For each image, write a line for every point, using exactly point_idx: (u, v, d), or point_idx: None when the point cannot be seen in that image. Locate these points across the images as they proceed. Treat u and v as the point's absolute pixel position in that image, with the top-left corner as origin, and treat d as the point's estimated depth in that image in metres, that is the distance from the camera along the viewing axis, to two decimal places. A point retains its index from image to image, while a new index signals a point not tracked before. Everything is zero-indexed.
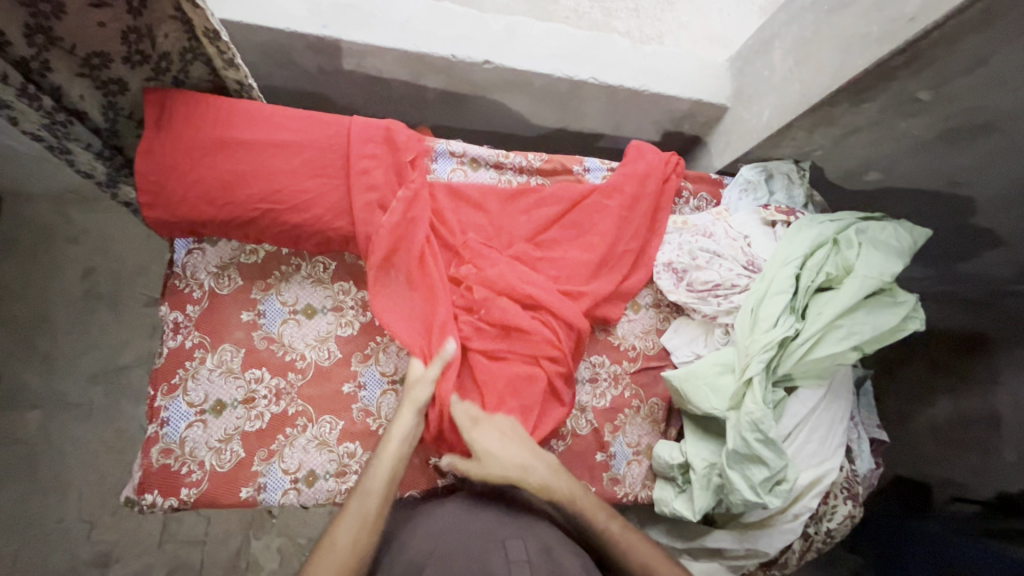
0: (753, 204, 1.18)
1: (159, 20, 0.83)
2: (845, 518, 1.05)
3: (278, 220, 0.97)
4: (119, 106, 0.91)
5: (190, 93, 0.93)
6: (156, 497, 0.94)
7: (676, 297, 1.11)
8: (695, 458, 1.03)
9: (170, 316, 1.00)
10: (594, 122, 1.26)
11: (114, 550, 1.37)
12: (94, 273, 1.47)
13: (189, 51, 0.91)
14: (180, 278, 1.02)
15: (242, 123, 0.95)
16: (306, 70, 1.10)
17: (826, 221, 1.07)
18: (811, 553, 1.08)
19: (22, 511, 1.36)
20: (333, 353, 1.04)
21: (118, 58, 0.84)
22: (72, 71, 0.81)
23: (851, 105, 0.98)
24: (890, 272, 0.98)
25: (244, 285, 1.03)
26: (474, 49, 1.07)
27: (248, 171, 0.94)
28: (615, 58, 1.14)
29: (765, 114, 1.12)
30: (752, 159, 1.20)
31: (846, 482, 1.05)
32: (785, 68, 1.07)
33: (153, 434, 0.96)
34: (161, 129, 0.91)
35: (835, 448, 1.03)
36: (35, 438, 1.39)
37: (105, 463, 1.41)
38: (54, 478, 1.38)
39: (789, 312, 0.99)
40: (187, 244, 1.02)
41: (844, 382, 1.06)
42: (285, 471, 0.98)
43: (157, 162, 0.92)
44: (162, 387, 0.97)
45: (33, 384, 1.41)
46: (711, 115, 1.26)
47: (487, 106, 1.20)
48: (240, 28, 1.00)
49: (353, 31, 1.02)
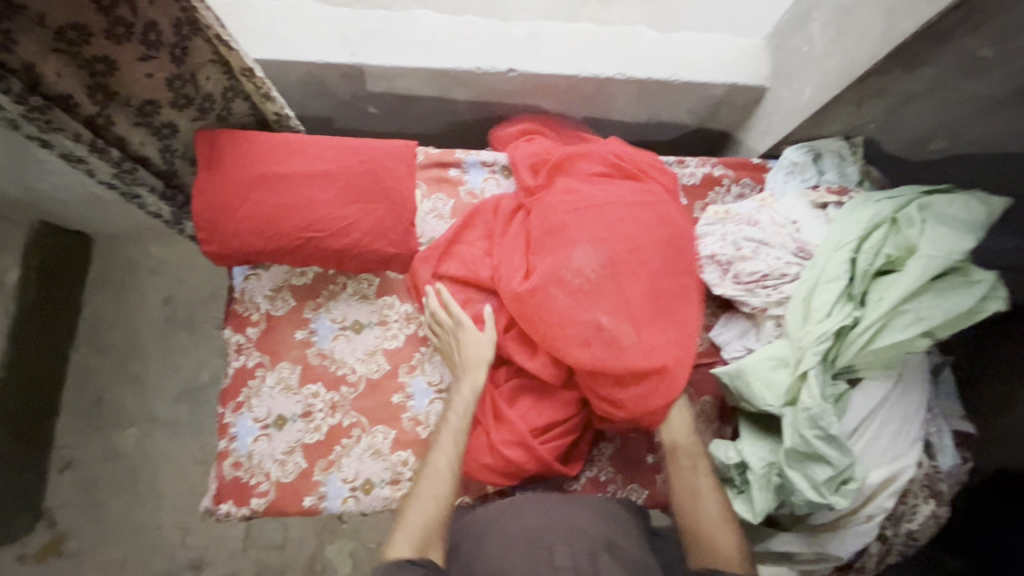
0: (801, 186, 1.11)
1: (200, 65, 0.91)
2: (928, 518, 0.97)
3: (323, 246, 1.02)
4: (175, 148, 1.00)
5: (232, 133, 1.01)
6: (230, 506, 1.02)
7: (723, 291, 1.04)
8: (753, 457, 0.98)
9: (233, 338, 1.09)
10: (625, 117, 1.23)
11: (205, 554, 1.50)
12: (174, 301, 1.61)
13: (230, 90, 0.99)
14: (240, 303, 1.10)
15: (283, 159, 1.02)
16: (342, 98, 1.16)
17: (882, 200, 0.99)
18: (892, 557, 1.01)
19: (127, 519, 1.51)
20: (382, 366, 1.08)
21: (166, 104, 0.92)
22: (130, 122, 0.90)
23: (905, 72, 0.90)
24: (962, 250, 0.89)
25: (296, 306, 1.10)
26: (498, 59, 1.08)
27: (294, 203, 1.01)
28: (642, 49, 1.11)
29: (807, 91, 1.06)
30: (798, 139, 1.13)
31: (927, 479, 0.97)
32: (827, 40, 1.00)
33: (224, 448, 1.04)
34: (212, 170, 0.99)
35: (910, 443, 0.95)
36: (134, 452, 1.54)
37: (192, 473, 1.54)
38: (149, 488, 1.52)
39: (845, 299, 0.92)
40: (244, 270, 1.10)
41: (917, 370, 0.97)
42: (344, 480, 1.04)
43: (210, 201, 0.99)
44: (229, 405, 1.06)
45: (129, 405, 1.56)
46: (749, 98, 1.20)
47: (515, 111, 1.21)
48: (276, 65, 1.07)
49: (380, 56, 1.06)
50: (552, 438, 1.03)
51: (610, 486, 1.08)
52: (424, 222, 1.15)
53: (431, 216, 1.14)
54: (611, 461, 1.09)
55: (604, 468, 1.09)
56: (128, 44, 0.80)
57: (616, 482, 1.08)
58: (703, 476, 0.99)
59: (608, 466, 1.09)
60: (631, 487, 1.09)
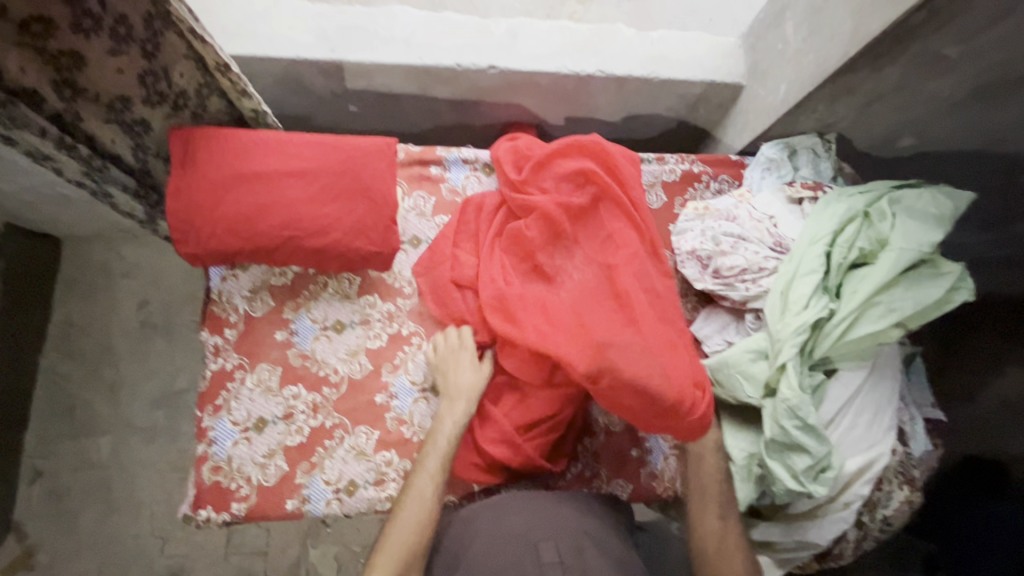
0: (777, 182, 1.13)
1: (173, 61, 0.90)
2: (902, 504, 1.00)
3: (302, 246, 1.00)
4: (146, 145, 0.97)
5: (208, 130, 0.99)
6: (209, 512, 1.00)
7: (703, 285, 1.06)
8: (734, 449, 1.00)
9: (210, 340, 1.06)
10: (605, 115, 1.24)
11: (185, 563, 1.46)
12: (148, 304, 1.57)
13: (204, 86, 0.97)
14: (217, 304, 1.08)
15: (260, 156, 1.00)
16: (321, 95, 1.15)
17: (855, 194, 1.01)
18: (869, 543, 1.03)
19: (102, 529, 1.46)
20: (364, 366, 1.07)
21: (138, 100, 0.89)
22: (101, 118, 0.87)
23: (873, 70, 0.92)
24: (930, 242, 0.92)
25: (275, 306, 1.08)
26: (478, 56, 1.08)
27: (272, 201, 0.99)
28: (621, 48, 1.12)
29: (782, 89, 1.08)
30: (773, 136, 1.15)
31: (901, 466, 1.00)
32: (799, 39, 1.02)
33: (203, 453, 1.02)
34: (186, 168, 0.97)
35: (884, 431, 0.98)
36: (109, 460, 1.50)
37: (169, 479, 1.50)
38: (125, 496, 1.48)
39: (821, 292, 0.94)
40: (221, 271, 1.08)
41: (889, 360, 1.00)
42: (326, 482, 1.02)
43: (184, 200, 0.97)
44: (207, 409, 1.04)
45: (103, 412, 1.51)
46: (726, 96, 1.22)
47: (496, 109, 1.21)
48: (252, 61, 1.05)
49: (358, 52, 1.05)
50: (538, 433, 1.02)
51: (595, 482, 1.09)
52: (406, 220, 1.14)
53: (412, 214, 1.14)
54: (595, 457, 1.10)
55: (589, 463, 1.10)
56: (96, 38, 0.79)
57: (601, 477, 1.09)
58: (728, 515, 0.95)
59: (593, 461, 1.10)
60: (615, 482, 1.09)
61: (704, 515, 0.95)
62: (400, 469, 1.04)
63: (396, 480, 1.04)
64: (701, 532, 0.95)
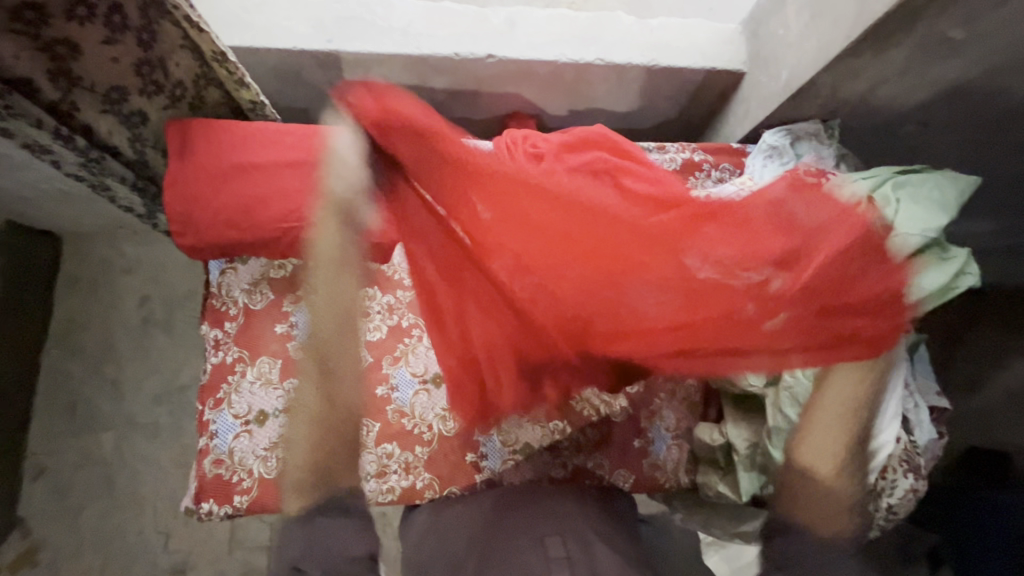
0: (781, 169, 1.10)
1: (170, 51, 0.89)
2: (907, 492, 0.99)
3: (300, 237, 1.00)
4: (144, 136, 0.96)
5: (206, 123, 0.99)
6: (211, 505, 1.00)
7: None
8: (737, 438, 1.01)
9: (211, 333, 1.07)
10: (606, 104, 1.23)
11: (189, 558, 1.46)
12: (150, 301, 1.57)
13: (201, 77, 0.97)
14: (217, 297, 1.07)
15: (258, 148, 1.00)
16: (319, 87, 1.14)
17: (859, 180, 1.01)
18: (873, 532, 1.03)
19: (107, 524, 1.47)
20: (364, 358, 1.09)
21: (134, 91, 0.89)
22: (97, 109, 0.86)
23: (875, 55, 0.91)
24: (934, 227, 0.92)
25: (275, 299, 1.08)
26: (476, 45, 1.07)
27: (271, 192, 0.98)
28: (621, 36, 1.11)
29: (783, 75, 1.07)
30: (775, 124, 1.14)
31: (906, 454, 0.99)
32: (800, 24, 1.01)
33: (205, 446, 1.02)
34: (184, 160, 0.97)
35: (889, 418, 0.97)
36: (112, 456, 1.50)
37: (172, 475, 1.50)
38: (130, 492, 1.48)
39: None
40: (220, 264, 1.08)
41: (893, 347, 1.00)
42: None
43: (182, 193, 0.96)
44: (209, 402, 1.03)
45: (105, 409, 1.51)
46: (727, 84, 1.20)
47: (496, 100, 1.20)
48: (250, 53, 1.04)
49: (356, 43, 1.04)
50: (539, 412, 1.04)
51: (597, 472, 1.08)
52: None
53: None
54: (598, 447, 1.09)
55: (591, 452, 1.09)
56: (91, 26, 0.78)
57: (603, 467, 1.09)
58: (842, 475, 0.93)
59: (595, 451, 1.09)
60: (618, 472, 1.09)
61: (825, 466, 0.91)
62: (401, 460, 1.05)
63: (397, 472, 1.04)
64: (818, 476, 0.92)
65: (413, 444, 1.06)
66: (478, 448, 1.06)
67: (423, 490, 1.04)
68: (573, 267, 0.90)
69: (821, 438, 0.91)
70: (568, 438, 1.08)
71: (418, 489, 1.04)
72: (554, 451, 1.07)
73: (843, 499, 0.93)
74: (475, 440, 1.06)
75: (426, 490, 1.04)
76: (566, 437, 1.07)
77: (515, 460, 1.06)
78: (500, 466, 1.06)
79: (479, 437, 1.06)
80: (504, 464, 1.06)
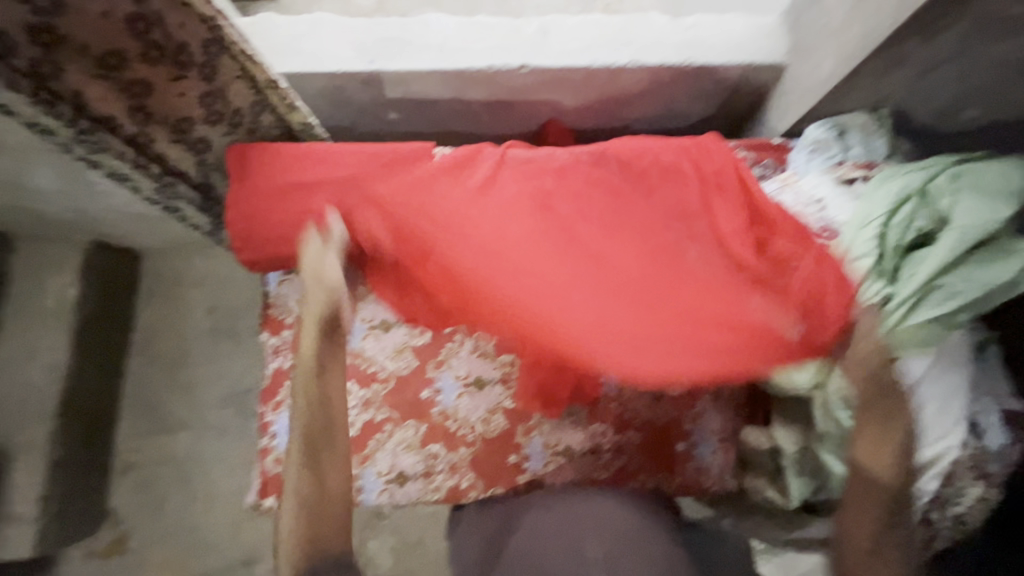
0: (825, 164, 1.07)
1: (229, 82, 0.96)
2: (977, 499, 0.94)
3: (348, 248, 1.08)
4: (207, 161, 1.06)
5: (260, 146, 1.06)
6: (273, 500, 1.08)
7: None
8: (785, 441, 0.99)
9: (269, 340, 1.14)
10: (641, 106, 1.23)
11: (256, 550, 1.57)
12: (217, 310, 1.69)
13: (258, 104, 1.04)
14: (276, 306, 1.15)
15: (306, 167, 1.06)
16: (361, 105, 1.20)
17: (912, 170, 0.95)
18: (940, 542, 0.98)
19: (183, 516, 1.60)
20: (410, 362, 1.13)
21: (199, 120, 0.98)
22: (168, 138, 0.96)
23: (927, 38, 0.87)
24: (998, 219, 0.86)
25: (326, 307, 1.15)
26: (510, 56, 1.09)
27: (318, 208, 1.05)
28: (654, 37, 1.11)
29: (826, 65, 1.03)
30: (820, 116, 1.10)
31: (973, 460, 0.93)
32: (844, 11, 0.97)
33: (265, 446, 1.10)
34: (244, 181, 1.05)
35: (955, 423, 0.91)
36: (186, 453, 1.63)
37: (240, 471, 1.62)
38: (202, 487, 1.61)
39: (874, 277, 0.91)
40: (278, 276, 1.15)
41: (962, 346, 0.92)
42: (378, 473, 1.08)
43: (242, 212, 1.05)
44: (269, 404, 1.11)
45: (179, 410, 1.65)
46: (767, 77, 1.17)
47: (530, 108, 1.22)
48: (298, 77, 1.11)
49: (395, 62, 1.09)
50: (580, 398, 1.09)
51: (638, 475, 1.08)
52: None
53: None
54: (639, 450, 1.09)
55: (630, 454, 1.09)
56: (160, 65, 0.86)
57: (645, 471, 1.08)
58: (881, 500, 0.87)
59: (634, 452, 1.09)
60: (661, 476, 1.08)
61: (853, 518, 0.88)
62: (446, 461, 1.09)
63: (443, 471, 1.08)
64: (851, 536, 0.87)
65: (457, 445, 1.09)
66: (520, 449, 1.09)
67: (467, 490, 1.07)
68: (564, 265, 1.01)
69: (863, 482, 0.88)
70: (609, 442, 1.09)
71: (462, 489, 1.08)
72: (595, 454, 1.09)
73: (873, 511, 0.87)
74: (516, 442, 1.09)
75: (469, 490, 1.07)
76: (606, 440, 1.09)
77: (558, 462, 1.09)
78: (544, 467, 1.08)
79: (519, 439, 1.09)
80: (547, 465, 1.08)
